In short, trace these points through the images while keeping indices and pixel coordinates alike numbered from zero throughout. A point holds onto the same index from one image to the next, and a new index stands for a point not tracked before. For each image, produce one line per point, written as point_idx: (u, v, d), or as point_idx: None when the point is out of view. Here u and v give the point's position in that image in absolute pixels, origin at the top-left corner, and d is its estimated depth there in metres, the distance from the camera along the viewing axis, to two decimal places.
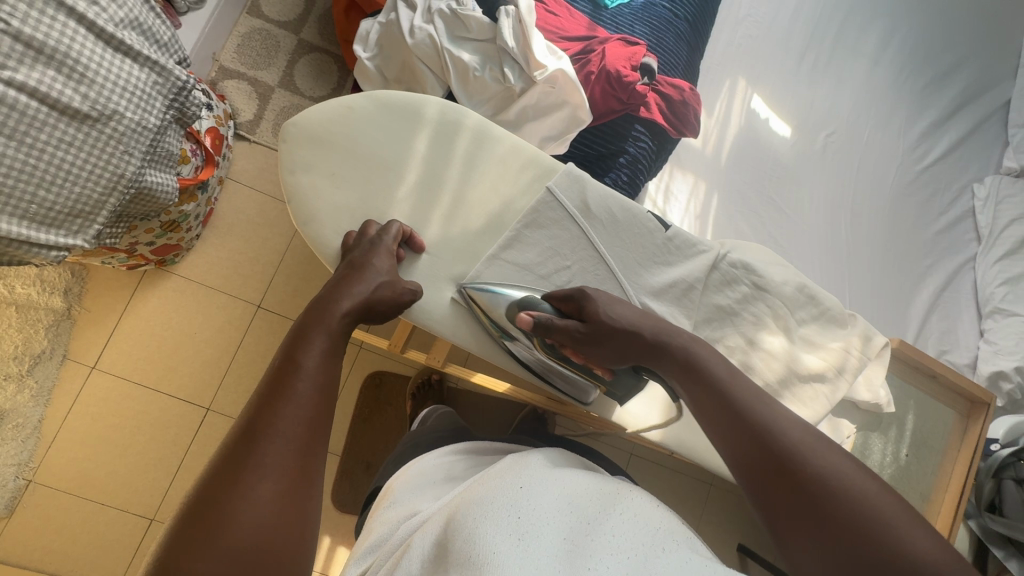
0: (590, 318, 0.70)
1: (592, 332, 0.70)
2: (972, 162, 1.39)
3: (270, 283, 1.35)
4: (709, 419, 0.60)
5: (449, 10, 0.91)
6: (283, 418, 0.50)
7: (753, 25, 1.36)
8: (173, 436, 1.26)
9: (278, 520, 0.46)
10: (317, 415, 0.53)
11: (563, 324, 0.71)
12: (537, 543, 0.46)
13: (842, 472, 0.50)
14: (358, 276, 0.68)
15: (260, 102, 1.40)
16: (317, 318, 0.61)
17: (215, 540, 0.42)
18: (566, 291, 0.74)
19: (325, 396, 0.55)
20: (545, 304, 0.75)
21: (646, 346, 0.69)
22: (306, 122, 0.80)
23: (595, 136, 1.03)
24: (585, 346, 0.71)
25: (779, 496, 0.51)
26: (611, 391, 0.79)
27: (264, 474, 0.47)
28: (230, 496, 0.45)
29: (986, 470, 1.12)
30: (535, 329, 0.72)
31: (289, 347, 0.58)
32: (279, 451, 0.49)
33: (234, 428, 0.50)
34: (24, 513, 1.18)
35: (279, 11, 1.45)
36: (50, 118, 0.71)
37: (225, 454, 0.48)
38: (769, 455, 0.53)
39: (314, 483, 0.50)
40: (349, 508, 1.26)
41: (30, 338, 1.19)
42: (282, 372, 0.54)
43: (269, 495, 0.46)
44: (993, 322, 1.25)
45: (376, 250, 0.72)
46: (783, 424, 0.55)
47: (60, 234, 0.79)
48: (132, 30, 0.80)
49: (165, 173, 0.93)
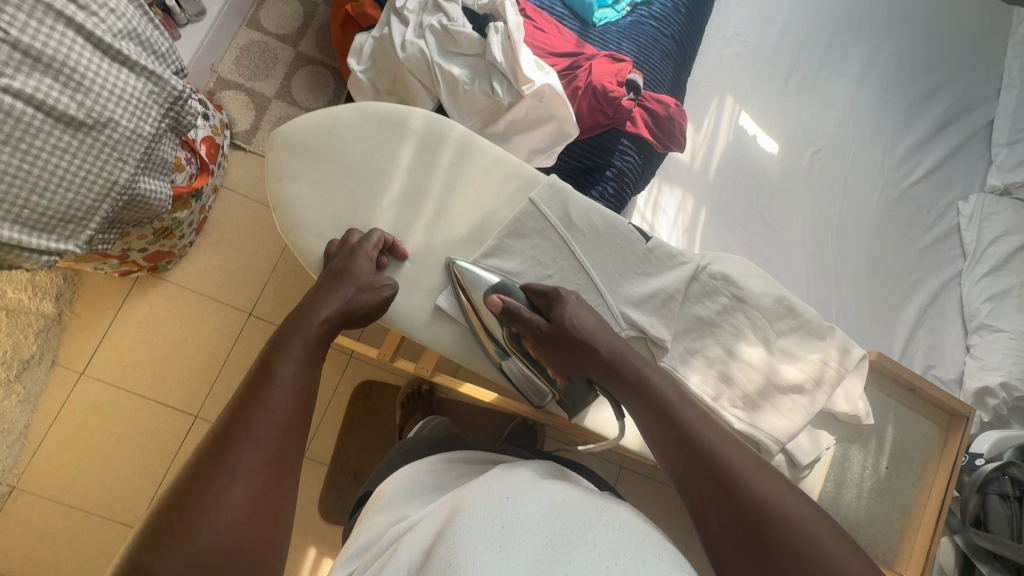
0: (556, 317, 0.73)
1: (553, 331, 0.72)
2: (957, 180, 1.41)
3: (262, 291, 1.35)
4: (655, 438, 0.61)
5: (440, 25, 0.93)
6: (257, 424, 0.51)
7: (740, 45, 1.39)
8: (160, 443, 1.25)
9: (248, 526, 0.46)
10: (292, 421, 0.53)
11: (529, 317, 0.74)
12: (518, 551, 0.46)
13: (780, 498, 0.52)
14: (338, 284, 0.69)
15: (256, 113, 1.42)
16: (297, 326, 0.62)
17: (183, 544, 0.43)
18: (542, 288, 0.77)
19: (302, 403, 0.55)
20: (521, 294, 0.78)
21: (602, 363, 0.70)
22: (294, 132, 0.82)
23: (582, 150, 1.05)
24: (544, 343, 0.74)
25: (720, 514, 0.53)
26: (563, 400, 0.81)
27: (237, 479, 0.47)
28: (201, 502, 0.45)
29: (971, 485, 1.12)
30: (503, 313, 0.75)
31: (268, 354, 0.58)
32: (253, 456, 0.49)
33: (210, 433, 0.51)
34: (6, 519, 1.17)
35: (277, 25, 1.48)
36: (45, 124, 0.72)
37: (200, 457, 0.49)
38: (713, 475, 0.55)
39: (287, 488, 0.51)
40: (335, 519, 1.25)
41: (20, 343, 1.20)
42: (259, 379, 0.55)
43: (241, 501, 0.46)
44: (978, 338, 1.25)
45: (348, 258, 0.73)
46: (729, 448, 0.57)
47: (53, 239, 0.80)
48: (131, 41, 0.82)
49: (159, 180, 0.94)
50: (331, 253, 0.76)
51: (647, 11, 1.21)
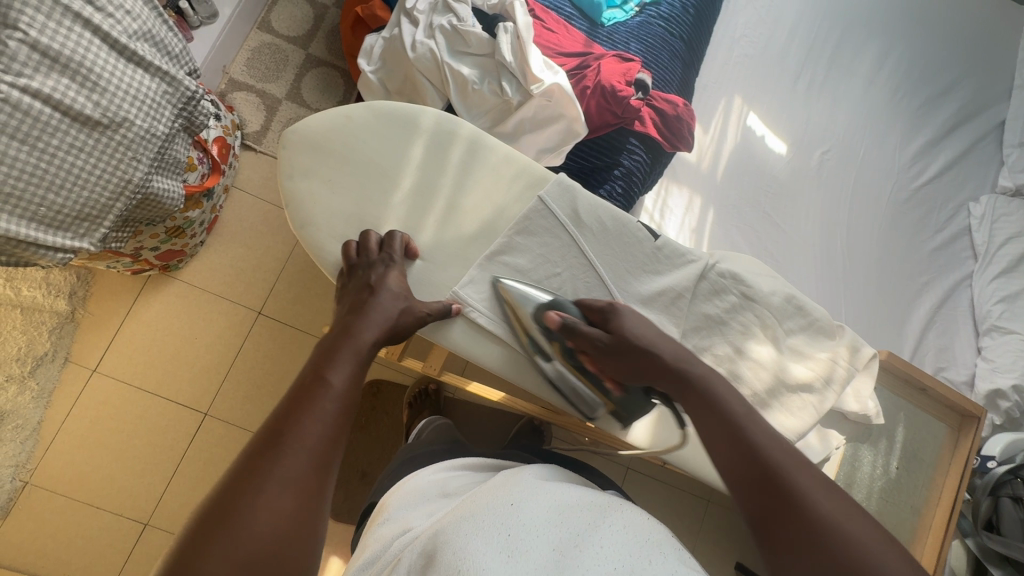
0: (615, 331, 0.72)
1: (614, 343, 0.71)
2: (968, 181, 1.40)
3: (271, 291, 1.36)
4: (709, 435, 0.61)
5: (450, 25, 0.94)
6: (308, 433, 0.53)
7: (748, 45, 1.39)
8: (171, 440, 1.26)
9: (289, 533, 0.47)
10: (338, 434, 0.55)
11: (587, 331, 0.72)
12: (525, 558, 0.46)
13: (847, 524, 0.50)
14: (371, 303, 0.70)
15: (267, 114, 1.43)
16: (346, 340, 0.65)
17: (235, 542, 0.45)
18: (597, 302, 0.76)
19: (348, 417, 0.57)
20: (575, 310, 0.77)
21: (665, 370, 0.68)
22: (307, 130, 0.83)
23: (591, 149, 1.05)
24: (604, 355, 0.72)
25: (772, 516, 0.52)
26: (617, 410, 0.80)
27: (283, 486, 0.49)
28: (251, 504, 0.47)
29: (983, 488, 1.11)
30: (560, 328, 0.74)
31: (317, 365, 0.61)
32: (302, 465, 0.51)
33: (259, 434, 0.53)
34: (19, 514, 1.19)
35: (288, 27, 1.49)
36: (62, 123, 0.74)
37: (247, 459, 0.51)
38: (769, 478, 0.54)
39: (326, 499, 0.52)
40: (343, 517, 1.26)
41: (34, 340, 1.22)
42: (312, 388, 0.57)
43: (287, 506, 0.48)
44: (990, 339, 1.24)
45: (391, 271, 0.75)
46: (796, 464, 0.55)
47: (67, 236, 0.81)
48: (145, 42, 0.83)
49: (172, 180, 0.96)
50: (372, 260, 0.76)
51: (656, 12, 1.22)
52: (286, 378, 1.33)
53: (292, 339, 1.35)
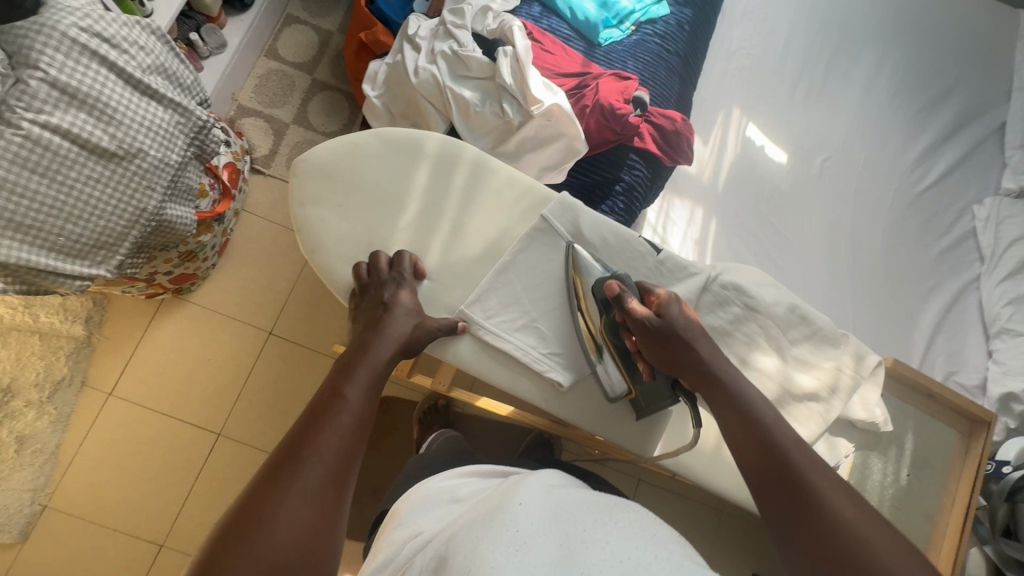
0: (665, 317, 0.76)
1: (660, 326, 0.75)
2: (970, 184, 1.40)
3: (282, 310, 1.39)
4: (731, 439, 0.67)
5: (451, 51, 0.98)
6: (326, 446, 0.55)
7: (744, 57, 1.41)
8: (186, 460, 1.28)
9: (306, 544, 0.48)
10: (354, 447, 0.57)
11: (639, 310, 0.77)
12: (533, 554, 0.46)
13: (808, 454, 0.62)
14: (384, 322, 0.72)
15: (275, 138, 1.47)
16: (361, 356, 0.67)
17: (255, 551, 0.46)
18: (656, 288, 0.80)
19: (363, 429, 0.59)
20: (634, 288, 0.81)
21: (696, 368, 0.74)
22: (316, 158, 0.85)
23: (592, 165, 1.07)
24: (644, 335, 0.76)
25: (777, 509, 0.58)
26: (638, 400, 0.83)
27: (301, 499, 0.51)
28: (271, 514, 0.49)
29: (998, 494, 1.12)
30: (615, 298, 0.78)
31: (334, 381, 0.63)
32: (319, 477, 0.53)
33: (278, 449, 0.55)
34: (37, 539, 1.21)
35: (294, 53, 1.54)
36: (79, 156, 0.77)
37: (266, 471, 0.52)
38: (779, 472, 0.60)
39: (342, 512, 0.53)
40: (356, 536, 1.26)
41: (52, 365, 1.25)
42: (327, 404, 0.59)
43: (305, 517, 0.50)
44: (1000, 342, 1.24)
45: (401, 288, 0.77)
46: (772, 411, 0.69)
47: (85, 264, 0.84)
48: (159, 75, 0.86)
49: (185, 207, 0.98)
50: (382, 278, 0.78)
51: (652, 29, 1.24)
52: (297, 397, 1.35)
53: (303, 358, 1.37)
